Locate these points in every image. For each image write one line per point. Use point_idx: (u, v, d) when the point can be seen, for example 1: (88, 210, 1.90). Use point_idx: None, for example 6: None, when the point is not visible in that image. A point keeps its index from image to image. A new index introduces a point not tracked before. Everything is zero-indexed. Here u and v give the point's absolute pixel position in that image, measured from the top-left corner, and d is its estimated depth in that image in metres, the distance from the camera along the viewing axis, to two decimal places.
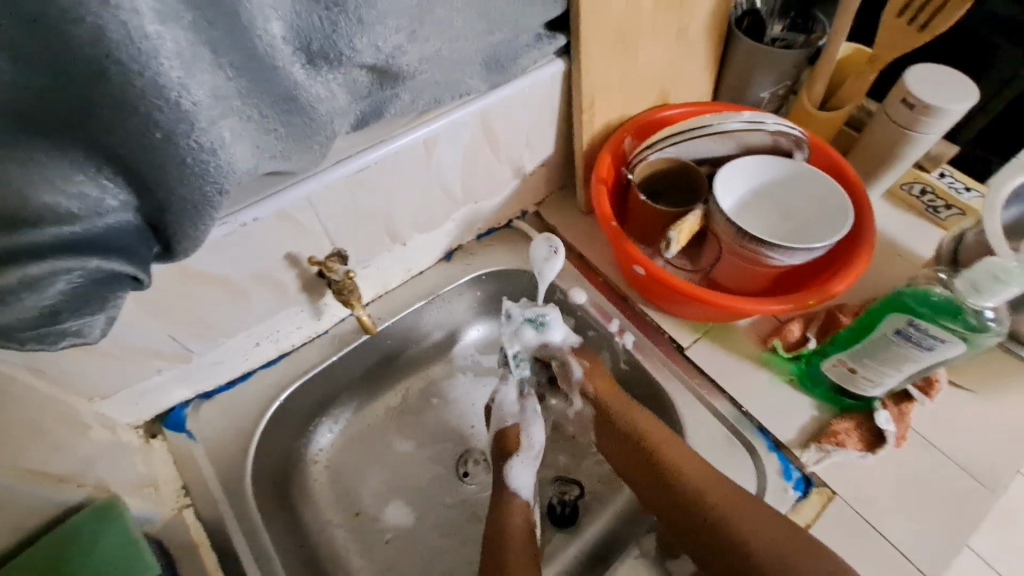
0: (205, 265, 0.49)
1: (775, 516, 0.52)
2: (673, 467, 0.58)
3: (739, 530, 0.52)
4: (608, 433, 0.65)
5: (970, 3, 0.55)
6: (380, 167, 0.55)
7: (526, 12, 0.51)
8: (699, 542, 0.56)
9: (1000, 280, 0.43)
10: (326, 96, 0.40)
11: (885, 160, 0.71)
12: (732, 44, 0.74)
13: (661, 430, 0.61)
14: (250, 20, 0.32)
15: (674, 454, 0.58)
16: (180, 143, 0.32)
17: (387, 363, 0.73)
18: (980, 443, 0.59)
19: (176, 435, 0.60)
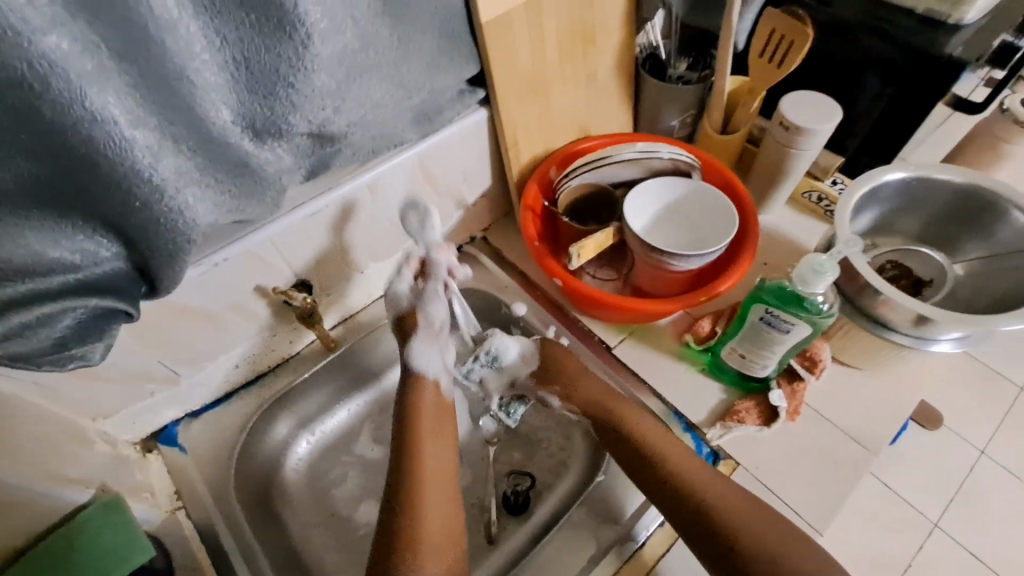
0: (185, 300, 0.59)
1: (766, 517, 0.58)
2: (677, 466, 0.62)
3: (735, 523, 0.57)
4: (606, 430, 0.68)
5: (809, 44, 0.65)
6: (332, 209, 0.65)
7: (440, 76, 0.62)
8: (690, 531, 0.59)
9: (819, 273, 0.52)
10: (273, 160, 0.50)
11: (777, 174, 0.82)
12: (641, 82, 0.86)
13: (666, 435, 0.65)
14: (205, 113, 0.43)
15: (678, 457, 0.63)
16: (155, 208, 0.42)
17: (356, 378, 0.82)
18: (864, 414, 0.69)
19: (170, 449, 0.70)
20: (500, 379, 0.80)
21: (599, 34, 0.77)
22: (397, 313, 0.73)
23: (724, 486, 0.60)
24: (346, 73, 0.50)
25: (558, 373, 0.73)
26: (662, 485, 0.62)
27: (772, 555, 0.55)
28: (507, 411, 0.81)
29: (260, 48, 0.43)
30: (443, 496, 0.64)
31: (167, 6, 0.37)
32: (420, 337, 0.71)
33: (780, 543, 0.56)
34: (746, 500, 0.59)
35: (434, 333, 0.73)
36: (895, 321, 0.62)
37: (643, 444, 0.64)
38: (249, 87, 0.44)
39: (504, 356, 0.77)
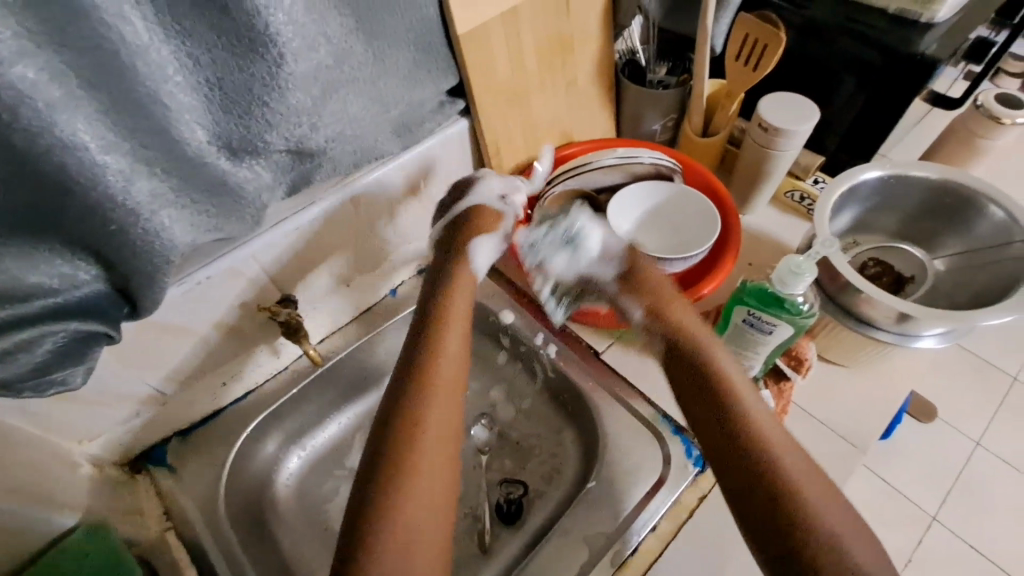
0: (167, 319, 0.59)
1: (841, 505, 0.52)
2: (756, 429, 0.56)
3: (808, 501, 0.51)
4: (680, 379, 0.63)
5: (783, 48, 0.66)
6: (315, 224, 0.66)
7: (418, 88, 0.62)
8: (749, 498, 0.53)
9: (797, 273, 0.52)
10: (252, 177, 0.50)
11: (759, 175, 0.83)
12: (621, 88, 0.87)
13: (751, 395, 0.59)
14: (180, 135, 0.43)
15: (760, 420, 0.57)
16: (131, 231, 0.42)
17: (346, 391, 0.82)
18: (852, 411, 0.69)
19: (159, 469, 0.69)
20: (568, 270, 0.74)
21: (577, 42, 0.78)
22: (474, 206, 0.72)
23: (806, 466, 0.54)
24: (322, 90, 0.50)
25: (642, 276, 0.69)
26: (731, 445, 0.56)
27: (836, 539, 0.49)
28: (556, 301, 0.78)
29: (233, 68, 0.43)
30: (448, 400, 0.60)
31: (135, 31, 0.37)
32: (486, 235, 0.71)
33: (853, 541, 0.49)
34: (823, 487, 0.52)
35: (501, 234, 0.73)
36: (877, 317, 0.63)
37: (723, 394, 0.59)
38: (223, 107, 0.45)
39: (583, 243, 0.72)
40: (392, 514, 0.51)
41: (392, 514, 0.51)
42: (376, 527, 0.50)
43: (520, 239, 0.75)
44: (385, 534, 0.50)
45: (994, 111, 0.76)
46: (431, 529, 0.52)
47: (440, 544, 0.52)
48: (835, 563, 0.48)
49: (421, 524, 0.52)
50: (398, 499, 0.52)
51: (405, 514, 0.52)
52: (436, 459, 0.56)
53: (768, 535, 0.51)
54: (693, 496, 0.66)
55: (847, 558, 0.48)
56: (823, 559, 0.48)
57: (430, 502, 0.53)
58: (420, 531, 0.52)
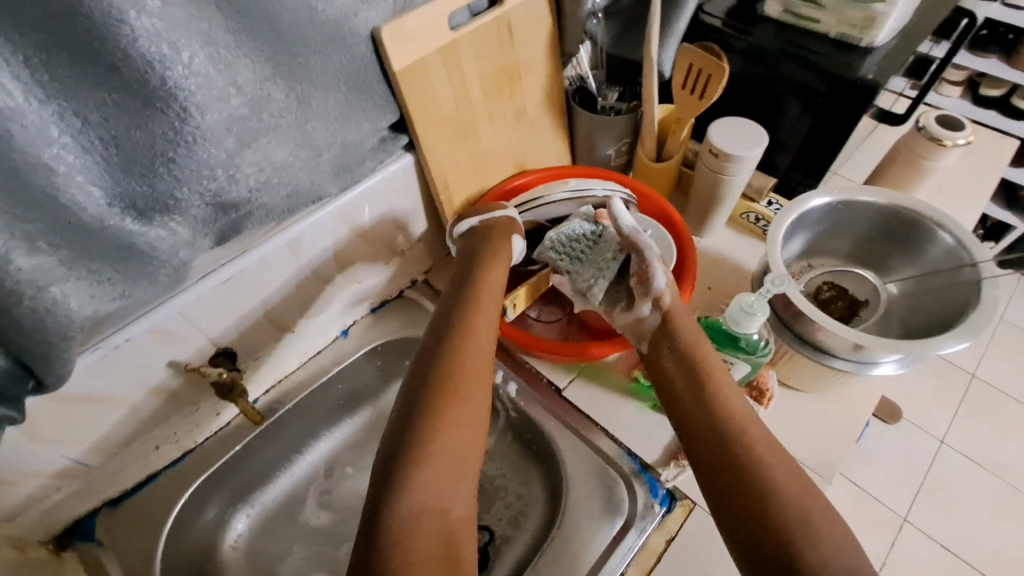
0: (82, 388, 0.54)
1: (813, 489, 0.52)
2: (740, 425, 0.56)
3: (786, 497, 0.51)
4: (665, 368, 0.62)
5: (726, 79, 0.66)
6: (246, 275, 0.61)
7: (354, 127, 0.59)
8: (727, 494, 0.53)
9: (749, 314, 0.51)
10: (165, 235, 0.46)
11: (713, 199, 0.82)
12: (573, 114, 0.86)
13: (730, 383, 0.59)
14: (71, 201, 0.39)
15: (743, 416, 0.56)
16: (17, 306, 0.38)
17: (298, 440, 0.78)
18: (816, 440, 0.68)
19: (87, 544, 0.63)
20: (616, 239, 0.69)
21: (524, 71, 0.76)
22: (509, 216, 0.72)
23: (784, 462, 0.54)
24: (238, 140, 0.47)
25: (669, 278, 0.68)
26: (715, 441, 0.55)
27: (812, 526, 0.49)
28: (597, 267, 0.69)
29: (130, 126, 0.40)
30: (480, 377, 0.59)
31: (7, 94, 0.34)
32: (519, 235, 0.72)
33: (827, 526, 0.50)
34: (799, 481, 0.53)
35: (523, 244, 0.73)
36: (834, 347, 0.62)
37: (704, 383, 0.59)
38: (122, 167, 0.41)
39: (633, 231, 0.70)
40: (415, 482, 0.51)
41: (417, 478, 0.51)
42: (399, 498, 0.50)
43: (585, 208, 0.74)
44: (407, 503, 0.50)
45: (936, 132, 0.76)
46: (453, 499, 0.53)
47: (462, 515, 0.53)
48: (810, 555, 0.48)
49: (444, 494, 0.52)
50: (424, 469, 0.52)
51: (430, 478, 0.52)
52: (460, 432, 0.55)
53: (744, 532, 0.50)
54: (660, 540, 0.64)
55: (822, 544, 0.48)
56: (799, 551, 0.48)
57: (454, 472, 0.53)
58: (441, 501, 0.52)
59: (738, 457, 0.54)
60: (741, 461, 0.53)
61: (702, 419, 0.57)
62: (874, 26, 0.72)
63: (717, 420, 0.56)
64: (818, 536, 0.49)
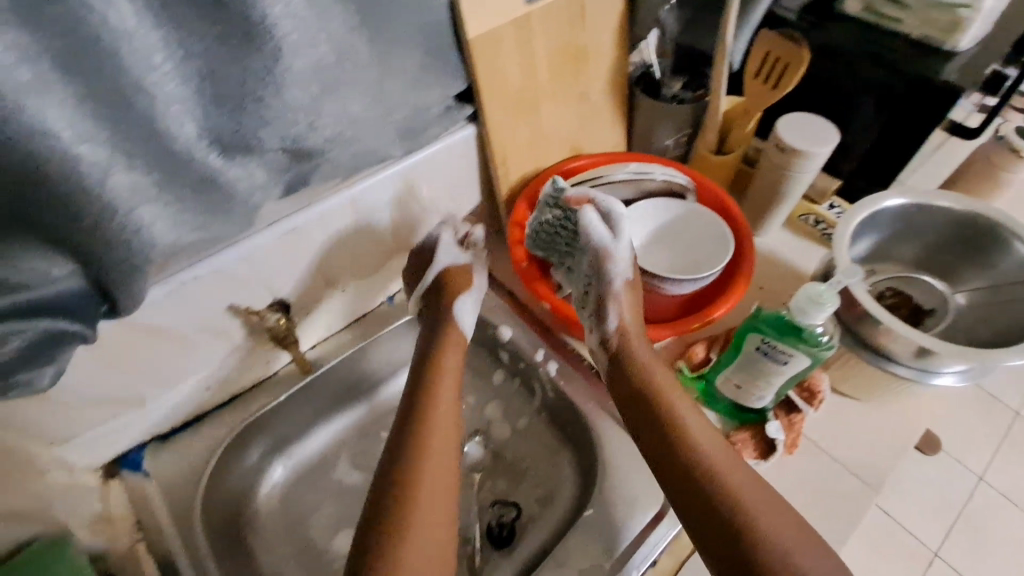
0: (149, 320, 0.56)
1: (787, 514, 0.53)
2: (707, 459, 0.56)
3: (764, 531, 0.51)
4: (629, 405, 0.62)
5: (805, 67, 0.64)
6: (309, 227, 0.63)
7: (425, 91, 0.60)
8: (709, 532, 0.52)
9: (817, 304, 0.50)
10: (244, 176, 0.48)
11: (775, 195, 0.80)
12: (635, 101, 0.84)
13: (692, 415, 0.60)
14: (165, 128, 0.40)
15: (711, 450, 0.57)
16: (106, 225, 0.40)
17: (336, 400, 0.79)
18: (864, 448, 0.66)
19: (133, 475, 0.66)
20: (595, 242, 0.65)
21: (591, 52, 0.75)
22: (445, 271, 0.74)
23: (756, 489, 0.54)
24: (322, 87, 0.48)
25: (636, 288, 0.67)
26: (686, 478, 0.56)
27: (789, 553, 0.50)
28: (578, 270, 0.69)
29: (226, 60, 0.41)
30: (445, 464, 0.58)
31: (124, 15, 0.35)
32: (463, 297, 0.72)
33: (803, 552, 0.50)
34: (773, 505, 0.53)
35: (474, 294, 0.75)
36: (896, 350, 0.60)
37: (668, 419, 0.59)
38: (215, 102, 0.42)
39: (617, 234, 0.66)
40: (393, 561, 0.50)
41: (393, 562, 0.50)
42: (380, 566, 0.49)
43: (550, 188, 0.68)
44: None
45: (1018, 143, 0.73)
46: None
47: None
48: None
49: None
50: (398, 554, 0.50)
51: (414, 556, 0.51)
52: (431, 521, 0.53)
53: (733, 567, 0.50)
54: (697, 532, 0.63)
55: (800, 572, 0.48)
56: None
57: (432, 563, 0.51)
58: None
59: (708, 488, 0.54)
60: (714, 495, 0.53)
61: (669, 456, 0.57)
62: (959, 30, 0.70)
63: (685, 457, 0.56)
64: (795, 563, 0.49)
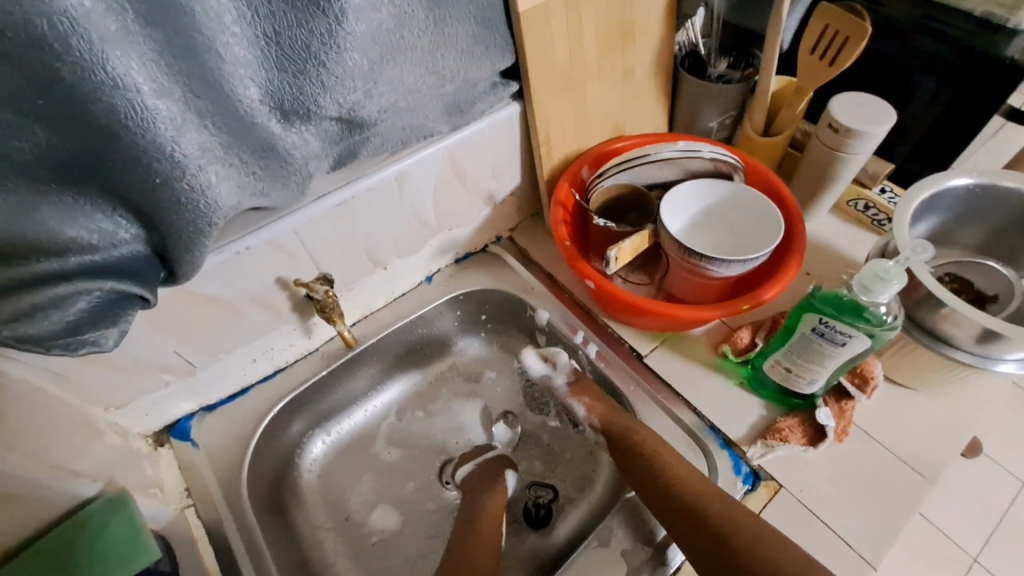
0: (205, 289, 0.57)
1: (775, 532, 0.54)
2: (686, 485, 0.60)
3: (747, 546, 0.53)
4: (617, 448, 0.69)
5: (866, 40, 0.61)
6: (357, 202, 0.63)
7: (474, 65, 0.59)
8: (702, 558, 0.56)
9: (884, 280, 0.48)
10: (301, 144, 0.48)
11: (825, 178, 0.78)
12: (680, 81, 0.82)
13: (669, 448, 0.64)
14: (231, 89, 0.41)
15: (688, 479, 0.60)
16: (176, 185, 0.40)
17: (374, 378, 0.80)
18: (919, 437, 0.64)
19: (182, 443, 0.67)
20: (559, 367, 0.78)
21: (639, 30, 0.73)
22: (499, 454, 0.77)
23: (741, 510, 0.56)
24: (379, 53, 0.48)
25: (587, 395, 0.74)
26: (669, 508, 0.60)
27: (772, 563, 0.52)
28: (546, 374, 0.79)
29: (293, 23, 0.41)
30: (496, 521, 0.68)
31: None
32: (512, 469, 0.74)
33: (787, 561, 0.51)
34: (757, 521, 0.55)
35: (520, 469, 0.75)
36: (957, 335, 0.58)
37: (648, 454, 0.64)
38: (279, 65, 0.43)
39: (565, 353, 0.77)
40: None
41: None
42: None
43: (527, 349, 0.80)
44: None
45: None
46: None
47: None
48: None
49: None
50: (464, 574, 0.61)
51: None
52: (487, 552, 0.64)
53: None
54: None
55: None
56: None
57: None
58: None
59: (695, 513, 0.58)
60: (699, 518, 0.57)
61: (653, 490, 0.62)
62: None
63: (668, 488, 0.61)
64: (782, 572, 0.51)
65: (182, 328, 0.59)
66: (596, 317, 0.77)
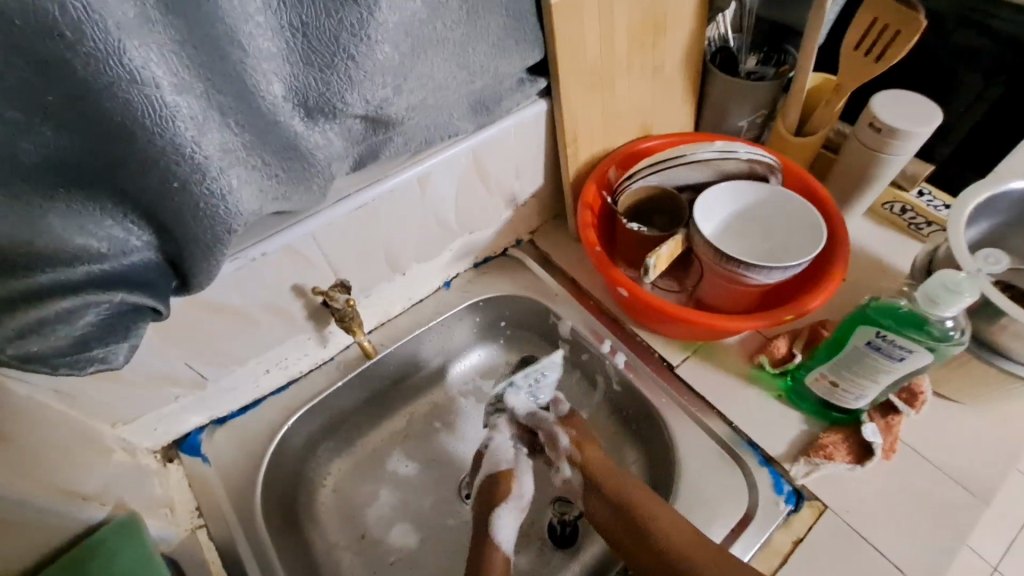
0: (218, 298, 0.54)
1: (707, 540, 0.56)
2: (659, 526, 0.58)
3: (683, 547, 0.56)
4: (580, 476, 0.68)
5: (917, 36, 0.58)
6: (378, 205, 0.60)
7: (505, 61, 0.56)
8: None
9: (954, 292, 0.46)
10: (324, 144, 0.45)
11: (863, 180, 0.74)
12: (709, 78, 0.79)
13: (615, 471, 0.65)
14: (254, 85, 0.38)
15: (661, 514, 0.59)
16: (194, 190, 0.37)
17: (389, 389, 0.77)
18: (970, 454, 0.60)
19: (192, 459, 0.64)
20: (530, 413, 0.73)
21: (671, 24, 0.70)
22: (493, 473, 0.68)
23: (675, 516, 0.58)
24: (410, 46, 0.45)
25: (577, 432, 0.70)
26: (641, 547, 0.59)
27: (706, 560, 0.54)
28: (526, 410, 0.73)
29: (321, 12, 0.38)
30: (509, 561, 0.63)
31: None
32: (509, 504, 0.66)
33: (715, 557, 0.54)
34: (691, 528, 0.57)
35: (518, 501, 0.67)
36: (1015, 348, 0.55)
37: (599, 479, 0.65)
38: (305, 58, 0.40)
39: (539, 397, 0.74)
40: None
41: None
42: None
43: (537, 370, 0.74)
44: None
45: None
46: None
47: None
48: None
49: None
50: None
51: None
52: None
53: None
54: (785, 540, 0.57)
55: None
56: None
57: None
58: None
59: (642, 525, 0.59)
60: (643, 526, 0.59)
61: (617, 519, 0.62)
62: None
63: (638, 522, 0.59)
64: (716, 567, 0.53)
65: (191, 339, 0.55)
66: (625, 325, 0.74)
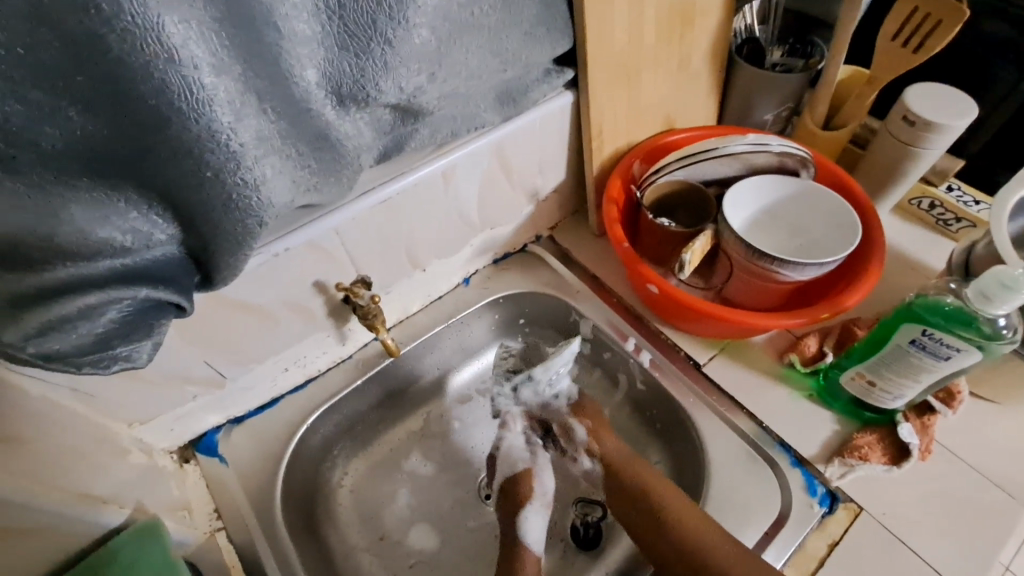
0: (240, 295, 0.52)
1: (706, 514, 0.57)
2: (657, 499, 0.60)
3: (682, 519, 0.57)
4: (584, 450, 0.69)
5: (960, 26, 0.56)
6: (402, 199, 0.58)
7: (535, 50, 0.54)
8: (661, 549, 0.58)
9: (1009, 288, 0.45)
10: (354, 133, 0.43)
11: (893, 175, 0.73)
12: (734, 70, 0.77)
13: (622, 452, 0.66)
14: (289, 69, 0.36)
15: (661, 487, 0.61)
16: (227, 180, 0.35)
17: (407, 387, 0.75)
18: (1008, 456, 0.59)
19: (209, 459, 0.63)
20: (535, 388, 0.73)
21: (699, 14, 0.68)
22: (511, 475, 0.68)
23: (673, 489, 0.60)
24: (445, 32, 0.43)
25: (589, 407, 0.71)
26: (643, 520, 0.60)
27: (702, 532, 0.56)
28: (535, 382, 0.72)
29: None
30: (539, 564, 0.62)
31: None
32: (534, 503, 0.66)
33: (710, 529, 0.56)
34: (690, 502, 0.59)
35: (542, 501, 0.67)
36: None
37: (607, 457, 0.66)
38: (341, 43, 0.38)
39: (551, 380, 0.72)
40: None
41: None
42: None
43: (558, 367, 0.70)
44: None
45: None
46: None
47: None
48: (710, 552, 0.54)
49: None
50: None
51: None
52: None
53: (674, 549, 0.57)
54: (821, 544, 0.56)
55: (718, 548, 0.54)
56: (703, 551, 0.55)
57: None
58: None
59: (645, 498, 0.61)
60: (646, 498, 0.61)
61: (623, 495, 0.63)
62: None
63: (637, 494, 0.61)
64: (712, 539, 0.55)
65: (212, 336, 0.54)
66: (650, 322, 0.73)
